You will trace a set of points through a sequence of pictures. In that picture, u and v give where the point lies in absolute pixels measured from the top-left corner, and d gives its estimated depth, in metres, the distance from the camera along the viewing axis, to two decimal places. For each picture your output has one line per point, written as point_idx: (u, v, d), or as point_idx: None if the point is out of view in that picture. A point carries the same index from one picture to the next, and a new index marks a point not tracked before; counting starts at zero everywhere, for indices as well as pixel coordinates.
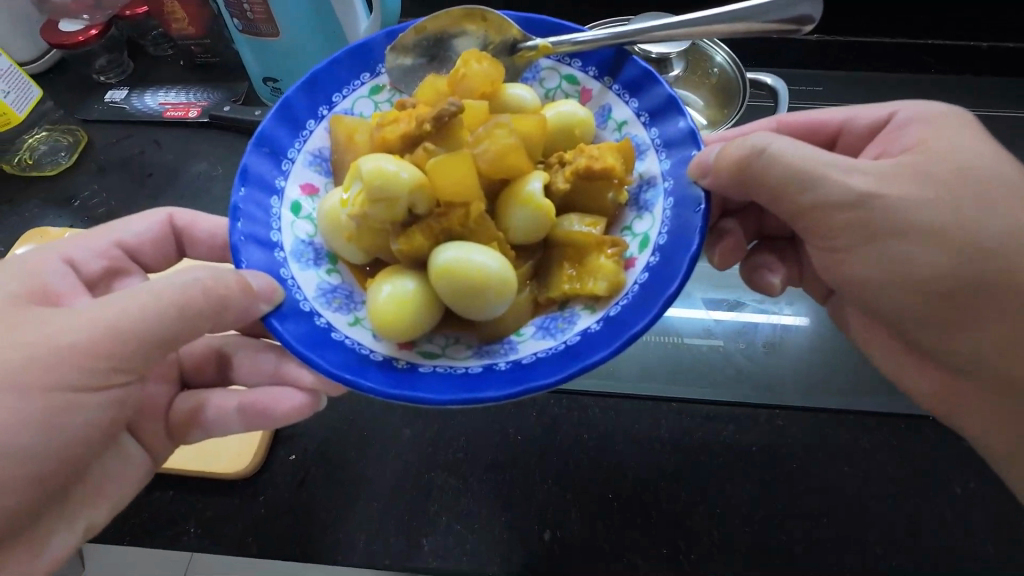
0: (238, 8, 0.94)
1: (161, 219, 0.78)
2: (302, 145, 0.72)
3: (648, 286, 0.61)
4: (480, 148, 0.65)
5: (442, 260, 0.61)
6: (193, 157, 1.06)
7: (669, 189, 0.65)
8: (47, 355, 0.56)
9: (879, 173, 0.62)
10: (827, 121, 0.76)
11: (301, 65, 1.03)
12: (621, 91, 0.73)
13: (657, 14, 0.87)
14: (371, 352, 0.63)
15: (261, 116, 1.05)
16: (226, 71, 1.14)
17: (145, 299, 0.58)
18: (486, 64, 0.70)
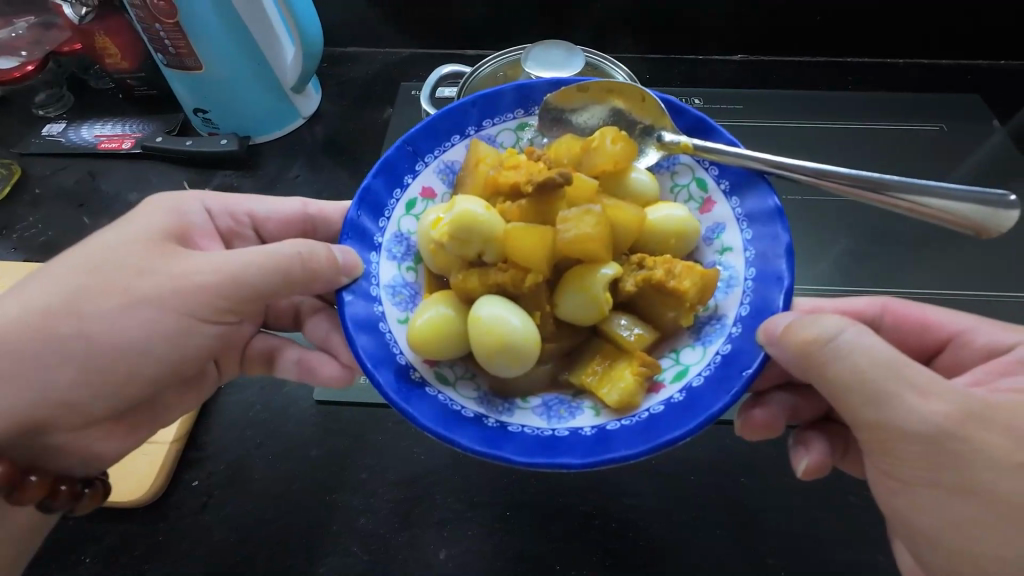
0: (160, 44, 0.97)
1: (296, 204, 0.81)
2: (436, 153, 0.75)
3: (646, 419, 0.62)
4: (564, 225, 0.66)
5: (481, 312, 0.64)
6: (125, 188, 1.09)
7: (733, 334, 0.66)
8: (180, 287, 0.64)
9: (975, 419, 0.58)
10: (940, 327, 0.77)
11: (230, 98, 1.05)
12: (740, 215, 0.72)
13: (556, 43, 0.85)
14: (398, 354, 0.66)
15: (193, 146, 1.08)
16: (164, 102, 1.17)
17: (264, 258, 0.66)
18: (621, 148, 0.72)
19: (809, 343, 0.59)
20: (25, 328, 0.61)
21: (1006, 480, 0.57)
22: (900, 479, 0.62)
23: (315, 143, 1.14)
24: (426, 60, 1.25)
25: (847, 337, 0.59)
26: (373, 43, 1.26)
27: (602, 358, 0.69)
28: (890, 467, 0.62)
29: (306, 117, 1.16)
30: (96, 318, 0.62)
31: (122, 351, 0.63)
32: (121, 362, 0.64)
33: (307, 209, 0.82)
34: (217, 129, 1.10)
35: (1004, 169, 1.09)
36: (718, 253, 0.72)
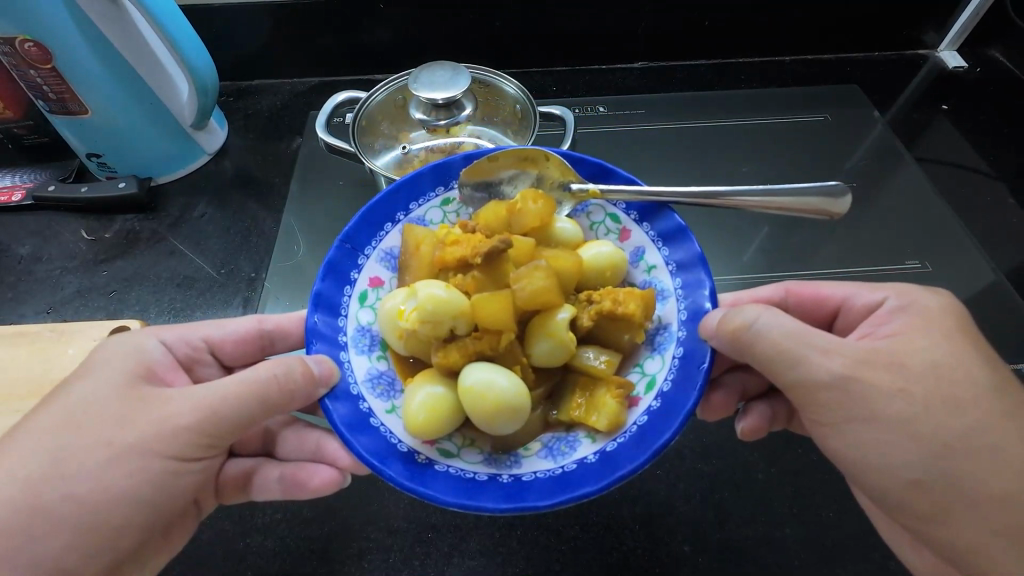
0: (40, 91, 0.93)
1: (249, 323, 0.78)
2: (370, 242, 0.75)
3: (638, 432, 0.64)
4: (518, 285, 0.67)
5: (469, 382, 0.64)
6: (17, 242, 1.04)
7: (682, 337, 0.69)
8: (155, 432, 0.60)
9: (861, 355, 0.63)
10: (830, 296, 0.78)
11: (124, 140, 1.01)
12: (655, 238, 0.76)
13: (440, 63, 0.87)
14: (398, 442, 0.65)
15: (89, 193, 1.04)
16: (59, 149, 1.13)
17: (237, 384, 0.62)
18: (542, 206, 0.73)
19: (733, 326, 0.63)
20: (16, 558, 0.56)
21: (905, 405, 0.61)
22: (829, 422, 0.63)
23: (223, 179, 1.12)
24: (335, 88, 1.25)
25: (763, 319, 0.63)
26: (279, 75, 1.26)
27: (582, 392, 0.70)
28: (810, 411, 0.64)
29: (212, 153, 1.14)
30: (80, 480, 0.58)
31: (109, 509, 0.58)
32: (110, 517, 0.58)
33: (262, 325, 0.79)
34: (115, 172, 1.07)
35: (885, 152, 1.17)
36: (644, 272, 0.76)
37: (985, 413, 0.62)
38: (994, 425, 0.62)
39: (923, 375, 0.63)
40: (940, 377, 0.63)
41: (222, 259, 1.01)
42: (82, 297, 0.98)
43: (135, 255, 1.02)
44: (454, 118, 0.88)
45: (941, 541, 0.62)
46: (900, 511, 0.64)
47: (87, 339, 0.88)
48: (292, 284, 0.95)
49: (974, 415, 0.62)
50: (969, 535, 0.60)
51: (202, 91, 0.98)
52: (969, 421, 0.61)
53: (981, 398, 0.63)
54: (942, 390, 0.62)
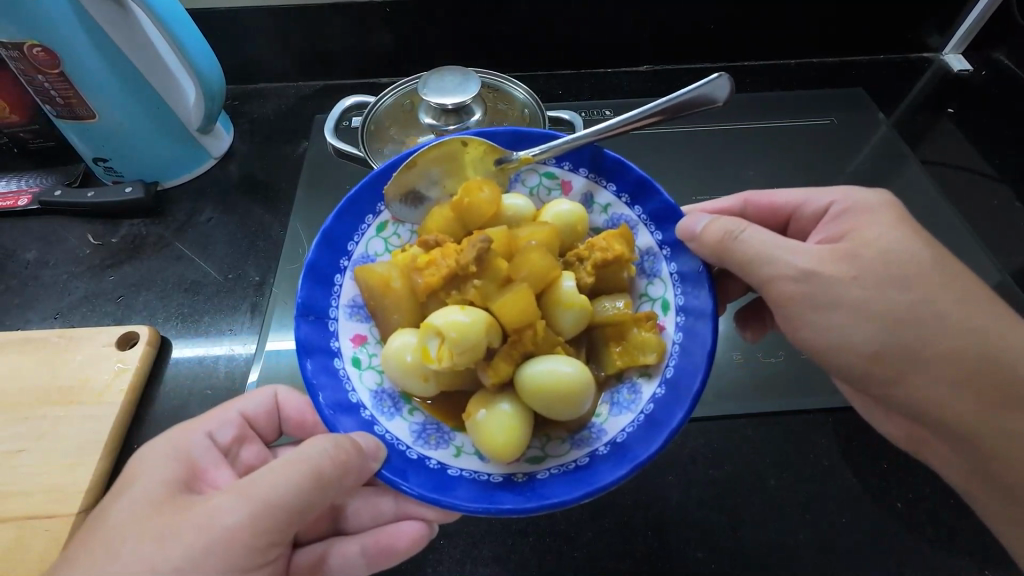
0: (46, 95, 0.93)
1: (262, 399, 0.77)
2: (331, 300, 0.73)
3: (681, 351, 0.68)
4: (522, 274, 0.67)
5: (532, 384, 0.64)
6: (25, 247, 1.03)
7: (669, 256, 0.73)
8: (204, 544, 0.55)
9: (822, 252, 0.65)
10: (783, 203, 0.78)
11: (130, 145, 1.01)
12: (595, 177, 0.79)
13: (449, 68, 0.87)
14: (488, 476, 0.64)
15: (95, 198, 1.03)
16: (64, 154, 1.13)
17: (281, 469, 0.58)
18: (489, 192, 0.73)
19: (719, 236, 0.66)
20: None
21: (867, 292, 0.63)
22: (796, 314, 0.66)
23: (229, 183, 1.11)
24: (339, 92, 1.26)
25: (743, 231, 0.66)
26: (283, 79, 1.26)
27: (616, 344, 0.71)
28: (778, 306, 0.67)
29: (218, 157, 1.14)
30: None
31: None
32: None
33: (280, 394, 0.77)
34: (122, 177, 1.06)
35: (890, 154, 1.17)
36: (602, 211, 0.79)
37: (939, 291, 0.64)
38: (942, 292, 0.64)
39: (875, 258, 0.65)
40: (885, 254, 0.65)
41: (229, 265, 1.01)
42: (90, 304, 0.97)
43: (141, 261, 1.02)
44: (465, 123, 0.88)
45: (904, 404, 0.66)
46: (858, 383, 0.67)
47: (97, 345, 0.88)
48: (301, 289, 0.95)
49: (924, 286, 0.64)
50: (925, 389, 0.64)
51: (208, 95, 0.98)
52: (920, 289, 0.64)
53: (932, 276, 0.64)
54: (898, 270, 0.64)
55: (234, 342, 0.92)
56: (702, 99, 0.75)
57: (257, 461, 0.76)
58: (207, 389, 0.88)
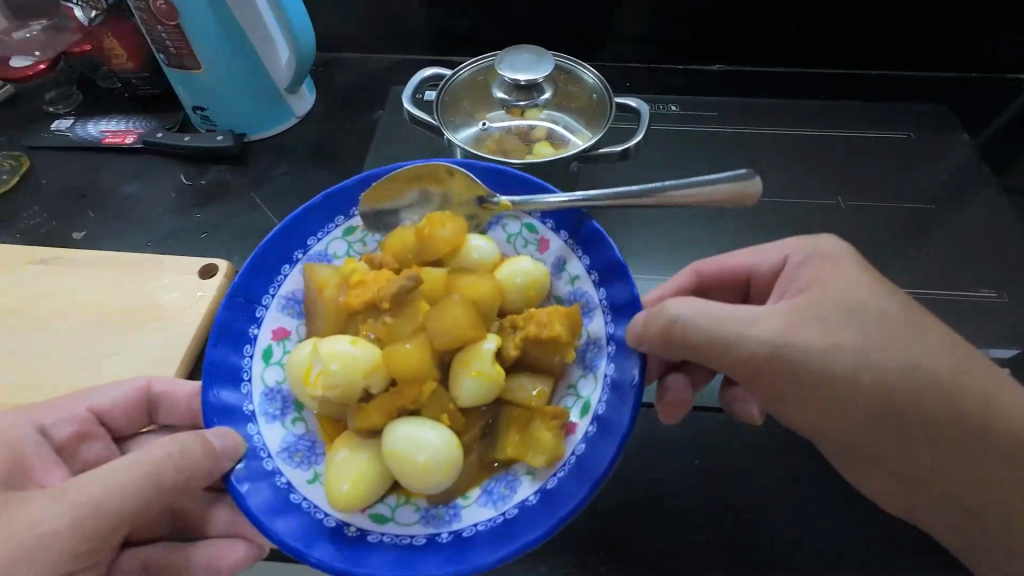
0: (162, 45, 1.03)
1: (133, 386, 0.84)
2: (273, 287, 0.85)
3: (575, 466, 0.72)
4: (434, 327, 0.75)
5: (391, 445, 0.72)
6: (129, 180, 1.13)
7: (612, 354, 0.78)
8: (14, 547, 0.62)
9: (779, 318, 0.67)
10: (733, 265, 0.81)
11: (225, 98, 1.11)
12: (574, 246, 0.85)
13: (524, 45, 0.90)
14: (324, 517, 0.73)
15: (190, 142, 1.14)
16: (166, 102, 1.24)
17: (96, 474, 0.67)
18: (450, 229, 0.82)
19: (667, 309, 0.67)
20: None
21: (839, 357, 0.65)
22: (777, 392, 0.67)
23: (307, 141, 1.19)
24: (415, 67, 1.31)
25: (686, 313, 0.67)
26: (363, 49, 1.32)
27: (513, 424, 0.77)
28: (752, 382, 0.68)
29: (300, 117, 1.21)
30: None
31: None
32: None
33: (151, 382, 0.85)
34: (215, 127, 1.16)
35: (968, 175, 1.12)
36: (569, 282, 0.85)
37: (908, 343, 0.66)
38: (931, 357, 0.66)
39: (853, 326, 0.66)
40: (862, 318, 0.66)
41: None
42: (174, 236, 1.07)
43: (225, 204, 1.11)
44: (534, 101, 0.91)
45: (885, 463, 0.69)
46: (855, 446, 0.69)
47: (182, 269, 0.99)
48: None
49: (918, 353, 0.66)
50: (912, 453, 0.68)
51: (299, 60, 1.06)
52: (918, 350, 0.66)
53: (891, 327, 0.66)
54: (863, 322, 0.66)
55: None
56: (739, 194, 0.72)
57: (99, 458, 0.85)
58: None
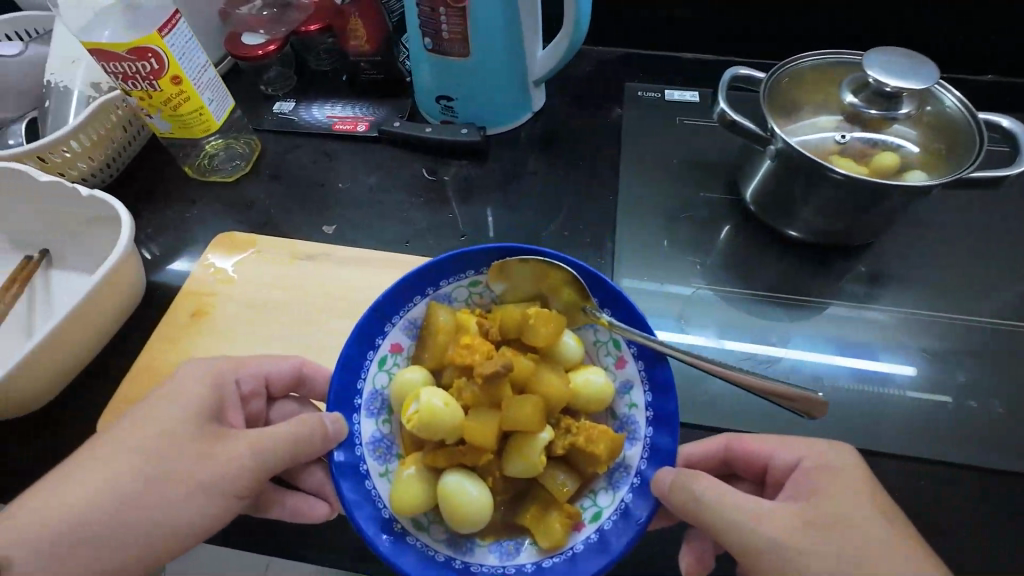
0: (434, 28, 0.93)
1: (284, 365, 0.75)
2: (400, 312, 0.74)
3: (571, 556, 0.66)
4: (511, 412, 0.68)
5: (442, 482, 0.66)
6: (366, 171, 1.05)
7: (636, 486, 0.69)
8: (184, 486, 0.59)
9: (799, 523, 0.58)
10: (715, 445, 0.72)
11: (479, 87, 1.02)
12: (644, 379, 0.73)
13: (896, 48, 0.80)
14: (435, 551, 0.67)
15: (432, 133, 1.06)
16: (390, 87, 1.17)
17: (195, 450, 0.61)
18: (552, 329, 0.72)
19: (696, 480, 0.61)
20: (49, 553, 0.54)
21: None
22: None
23: (547, 139, 1.10)
24: (641, 62, 1.22)
25: (700, 485, 0.60)
26: (591, 44, 1.23)
27: (535, 504, 0.69)
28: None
29: (534, 112, 1.13)
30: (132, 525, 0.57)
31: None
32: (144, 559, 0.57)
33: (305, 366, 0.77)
34: (456, 117, 1.08)
35: None
36: (627, 404, 0.73)
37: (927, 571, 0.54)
38: (831, 572, 0.54)
39: (818, 532, 0.57)
40: (868, 542, 0.55)
41: (558, 219, 0.99)
42: (427, 234, 0.96)
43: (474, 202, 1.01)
44: (891, 113, 0.81)
45: None
46: None
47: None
48: (639, 266, 0.94)
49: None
50: None
51: (570, 45, 0.97)
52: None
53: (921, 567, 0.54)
54: (881, 555, 0.54)
55: None
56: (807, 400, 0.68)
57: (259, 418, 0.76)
58: None
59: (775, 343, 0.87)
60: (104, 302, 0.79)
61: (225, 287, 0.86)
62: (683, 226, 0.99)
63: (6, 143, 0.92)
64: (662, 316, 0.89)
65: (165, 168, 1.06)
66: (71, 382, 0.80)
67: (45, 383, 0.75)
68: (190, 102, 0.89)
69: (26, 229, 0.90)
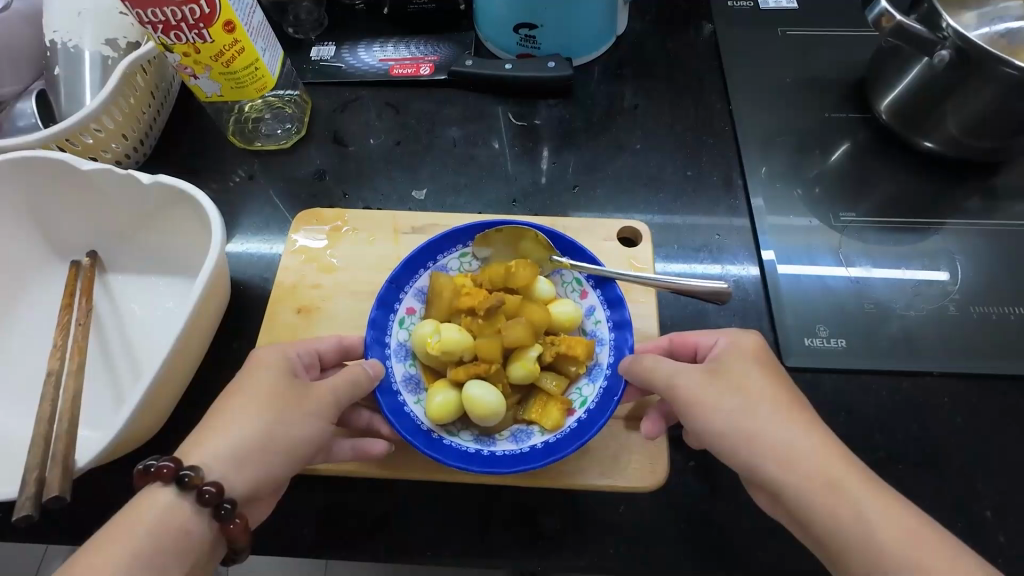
0: None
1: (328, 340, 0.64)
2: (409, 281, 0.68)
3: (575, 428, 0.59)
4: (504, 329, 0.62)
5: (430, 398, 0.61)
6: (444, 122, 0.93)
7: (607, 372, 0.63)
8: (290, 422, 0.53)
9: (699, 377, 0.57)
10: (685, 340, 0.64)
11: (568, 8, 0.86)
12: (603, 301, 0.68)
13: None
14: (456, 443, 0.60)
15: (514, 70, 0.92)
16: (444, 19, 1.00)
17: (294, 403, 0.55)
18: (528, 270, 0.66)
19: (640, 362, 0.59)
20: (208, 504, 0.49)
21: (764, 425, 0.53)
22: (725, 452, 0.54)
23: (638, 67, 0.97)
24: None
25: (645, 358, 0.59)
26: None
27: (535, 401, 0.63)
28: (708, 440, 0.55)
29: (617, 36, 0.98)
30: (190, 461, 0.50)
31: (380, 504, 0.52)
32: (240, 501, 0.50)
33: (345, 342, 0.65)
34: (538, 49, 0.93)
35: None
36: (592, 323, 0.68)
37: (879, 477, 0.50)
38: (737, 415, 0.54)
39: (731, 392, 0.55)
40: (785, 398, 0.55)
41: (672, 159, 0.89)
42: (537, 190, 0.87)
43: (578, 147, 0.91)
44: None
45: None
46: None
47: (597, 241, 0.77)
48: (777, 198, 0.84)
49: (782, 427, 0.52)
50: None
51: None
52: (790, 434, 0.52)
53: (771, 408, 0.54)
54: (797, 406, 0.54)
55: (729, 256, 0.80)
56: (714, 295, 0.70)
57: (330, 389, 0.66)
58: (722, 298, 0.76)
59: (944, 276, 0.77)
60: (205, 314, 0.67)
61: (327, 275, 0.75)
62: (814, 152, 0.89)
63: (16, 125, 0.76)
64: (813, 247, 0.79)
65: (202, 140, 0.89)
66: (178, 407, 0.69)
67: (160, 414, 0.64)
68: (245, 55, 0.73)
69: (71, 231, 0.76)
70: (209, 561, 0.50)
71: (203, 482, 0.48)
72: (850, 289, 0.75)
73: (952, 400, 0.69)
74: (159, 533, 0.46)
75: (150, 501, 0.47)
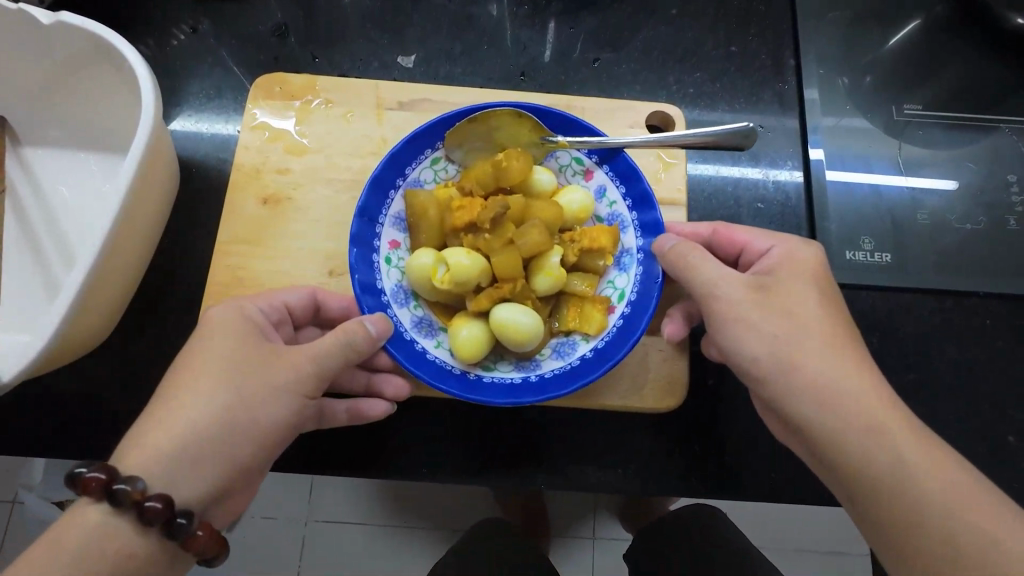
0: None
1: (297, 290, 0.53)
2: (382, 209, 0.55)
3: (622, 325, 0.53)
4: (518, 241, 0.52)
5: (454, 335, 0.52)
6: None
7: (641, 255, 0.55)
8: (246, 409, 0.45)
9: (743, 284, 0.49)
10: (729, 241, 0.55)
11: None
12: (614, 176, 0.58)
13: None
14: (500, 377, 0.53)
15: None
16: None
17: (254, 384, 0.45)
18: (522, 161, 0.55)
19: (675, 252, 0.51)
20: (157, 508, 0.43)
21: (808, 352, 0.46)
22: (754, 372, 0.48)
23: None
24: None
25: (683, 249, 0.51)
26: None
27: (569, 305, 0.55)
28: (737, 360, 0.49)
29: None
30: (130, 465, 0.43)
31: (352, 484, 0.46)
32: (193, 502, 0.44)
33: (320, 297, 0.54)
34: None
35: None
36: (605, 207, 0.58)
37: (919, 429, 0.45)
38: (780, 334, 0.47)
39: (777, 308, 0.48)
40: (838, 328, 0.48)
41: (713, 29, 0.74)
42: (547, 62, 0.72)
43: (602, 9, 0.74)
44: None
45: None
46: None
47: (621, 129, 0.65)
48: (832, 84, 0.71)
49: (828, 359, 0.46)
50: None
51: None
52: (835, 368, 0.46)
53: (819, 336, 0.47)
54: (848, 338, 0.48)
55: (769, 158, 0.68)
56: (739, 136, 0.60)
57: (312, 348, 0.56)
58: (757, 203, 0.66)
59: (1013, 182, 0.67)
60: (143, 205, 0.55)
61: (297, 159, 0.62)
62: (883, 28, 0.74)
63: None
64: (865, 148, 0.69)
65: None
66: (128, 313, 0.60)
67: (102, 323, 0.55)
68: None
69: None
70: (181, 564, 0.45)
71: (143, 496, 0.41)
72: (904, 198, 0.66)
73: (994, 323, 0.63)
74: (95, 556, 0.41)
75: (83, 518, 0.41)
